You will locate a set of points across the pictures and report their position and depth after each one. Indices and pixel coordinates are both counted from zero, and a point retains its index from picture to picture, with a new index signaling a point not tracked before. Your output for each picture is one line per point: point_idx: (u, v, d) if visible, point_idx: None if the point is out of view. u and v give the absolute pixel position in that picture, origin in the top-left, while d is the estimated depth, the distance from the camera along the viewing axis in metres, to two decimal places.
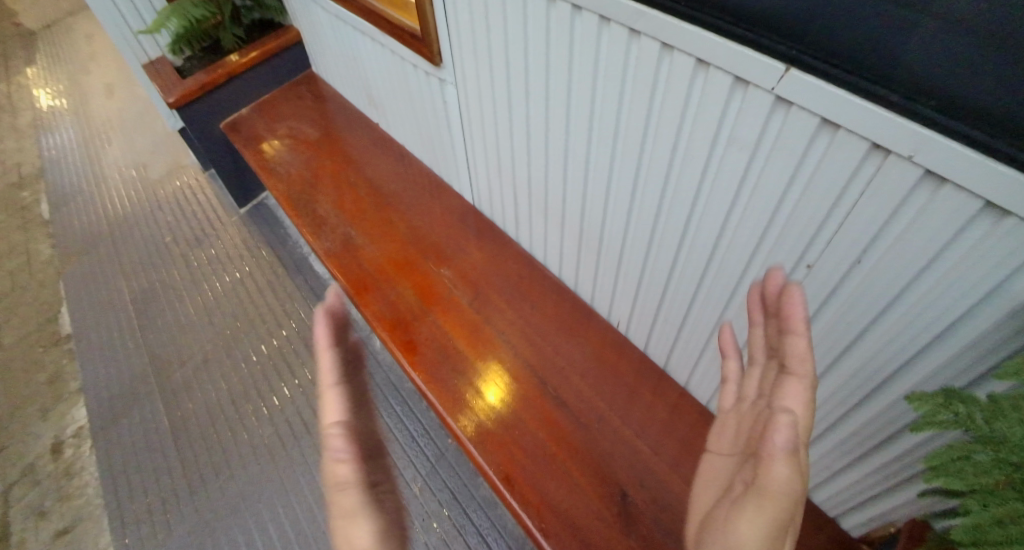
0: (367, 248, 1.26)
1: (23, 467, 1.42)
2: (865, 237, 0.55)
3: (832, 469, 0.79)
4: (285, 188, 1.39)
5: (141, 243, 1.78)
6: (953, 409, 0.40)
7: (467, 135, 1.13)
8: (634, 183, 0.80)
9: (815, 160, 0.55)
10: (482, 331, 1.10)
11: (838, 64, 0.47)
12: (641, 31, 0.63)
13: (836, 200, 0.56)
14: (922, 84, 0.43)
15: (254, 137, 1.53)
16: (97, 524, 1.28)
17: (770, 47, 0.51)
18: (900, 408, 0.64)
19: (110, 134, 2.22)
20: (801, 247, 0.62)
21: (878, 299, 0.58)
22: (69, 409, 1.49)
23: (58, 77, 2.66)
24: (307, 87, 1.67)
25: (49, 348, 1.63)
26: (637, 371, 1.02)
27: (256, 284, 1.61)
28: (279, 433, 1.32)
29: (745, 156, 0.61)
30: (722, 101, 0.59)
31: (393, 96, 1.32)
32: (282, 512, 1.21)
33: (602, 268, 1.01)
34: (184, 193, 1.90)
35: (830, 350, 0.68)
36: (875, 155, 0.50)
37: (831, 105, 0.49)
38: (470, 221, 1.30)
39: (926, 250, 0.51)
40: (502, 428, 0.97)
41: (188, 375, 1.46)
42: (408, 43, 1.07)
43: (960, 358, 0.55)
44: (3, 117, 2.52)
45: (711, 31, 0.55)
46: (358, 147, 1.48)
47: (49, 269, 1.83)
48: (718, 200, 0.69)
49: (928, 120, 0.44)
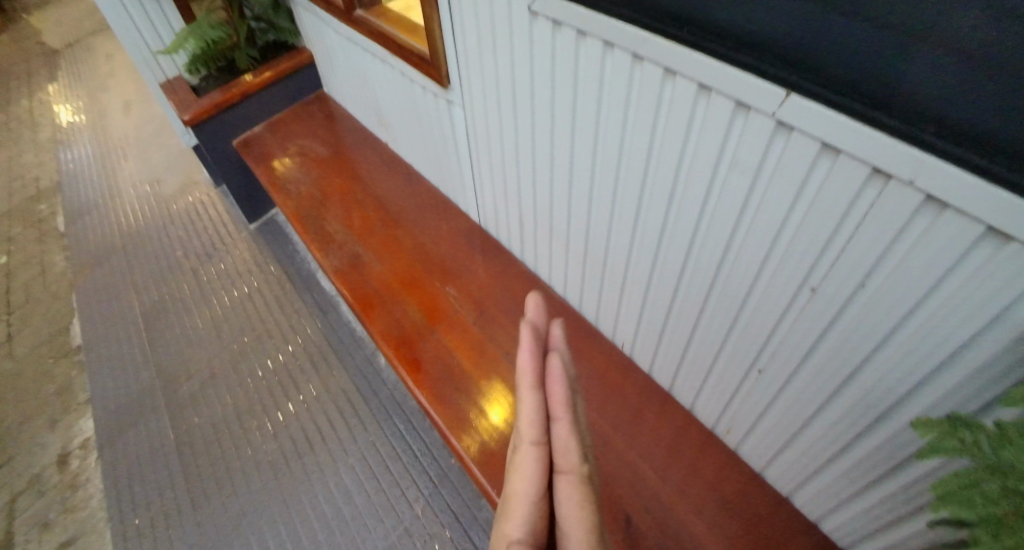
0: (374, 266, 1.27)
1: (29, 477, 1.43)
2: (867, 263, 0.55)
3: (838, 497, 0.78)
4: (294, 205, 1.42)
5: (153, 257, 1.82)
6: (959, 436, 0.42)
7: (473, 155, 1.15)
8: (638, 206, 0.81)
9: (816, 185, 0.56)
10: (486, 350, 1.11)
11: (839, 90, 0.48)
12: (645, 57, 0.64)
13: (838, 226, 0.56)
14: (922, 109, 0.43)
15: (266, 154, 1.57)
16: (99, 537, 1.28)
17: (771, 72, 0.52)
18: (905, 437, 0.63)
19: (127, 150, 2.27)
20: (803, 272, 0.62)
21: (881, 325, 0.58)
22: (77, 420, 1.51)
23: (78, 94, 2.73)
24: (317, 107, 1.71)
25: (59, 359, 1.66)
26: (641, 393, 1.02)
27: (264, 299, 1.63)
28: (282, 448, 1.32)
29: (747, 181, 0.62)
30: (725, 125, 0.60)
31: (401, 117, 1.34)
32: (284, 529, 1.21)
33: (606, 289, 1.02)
34: (196, 208, 1.94)
35: (834, 376, 0.67)
36: (876, 180, 0.50)
37: (832, 130, 0.50)
38: (474, 240, 1.31)
39: (930, 276, 0.51)
40: (506, 448, 0.97)
41: (194, 389, 1.47)
42: (417, 67, 1.10)
43: (965, 387, 0.54)
44: (25, 133, 2.60)
45: (713, 56, 0.56)
46: (367, 166, 1.51)
47: (63, 281, 1.87)
48: (721, 225, 0.69)
49: (928, 144, 0.44)
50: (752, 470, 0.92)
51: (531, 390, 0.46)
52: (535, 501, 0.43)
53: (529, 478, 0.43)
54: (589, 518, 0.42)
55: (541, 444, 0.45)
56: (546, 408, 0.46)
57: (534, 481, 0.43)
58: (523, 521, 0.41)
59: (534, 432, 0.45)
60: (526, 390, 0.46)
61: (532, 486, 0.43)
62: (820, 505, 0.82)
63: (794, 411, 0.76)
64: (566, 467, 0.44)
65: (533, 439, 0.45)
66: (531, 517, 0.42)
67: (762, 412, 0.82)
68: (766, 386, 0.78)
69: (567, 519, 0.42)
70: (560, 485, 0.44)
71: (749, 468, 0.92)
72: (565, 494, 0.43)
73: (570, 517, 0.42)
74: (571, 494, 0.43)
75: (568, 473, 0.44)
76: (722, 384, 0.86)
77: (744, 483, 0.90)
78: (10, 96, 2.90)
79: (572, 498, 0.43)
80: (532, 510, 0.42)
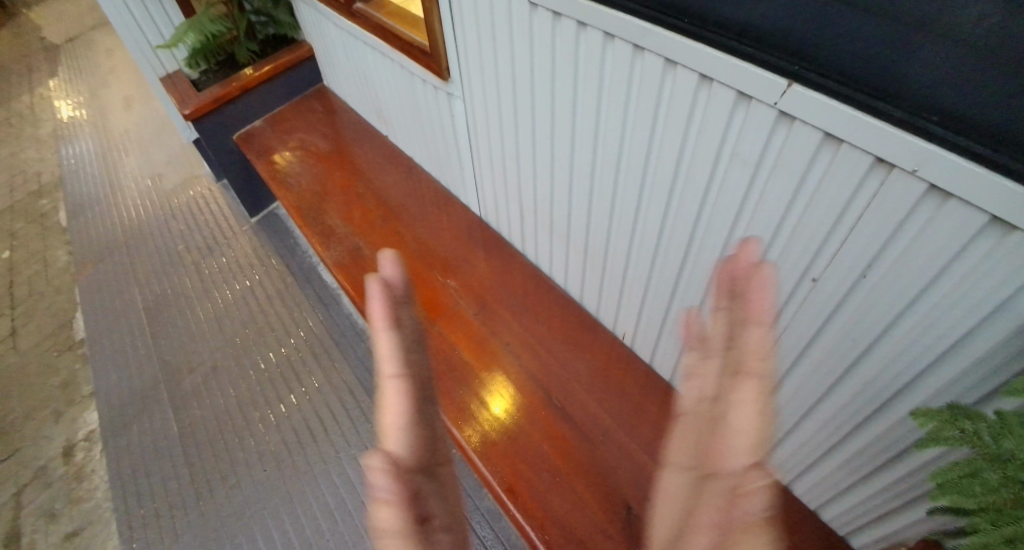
0: (374, 259, 1.27)
1: (35, 469, 1.44)
2: (869, 253, 0.55)
3: (839, 487, 0.78)
4: (295, 199, 1.42)
5: (155, 251, 1.82)
6: (959, 426, 0.42)
7: (473, 148, 1.15)
8: (639, 198, 0.81)
9: (818, 176, 0.55)
10: (487, 342, 1.11)
11: (840, 80, 0.48)
12: (645, 48, 0.64)
13: (840, 216, 0.56)
14: (924, 98, 0.43)
15: (266, 149, 1.57)
16: (105, 528, 1.29)
17: (772, 62, 0.52)
18: (906, 427, 0.63)
19: (128, 145, 2.27)
20: (806, 261, 0.62)
21: (883, 315, 0.58)
22: (82, 413, 1.52)
23: (78, 89, 2.73)
24: (318, 101, 1.71)
25: (63, 352, 1.67)
26: (642, 385, 1.02)
27: (266, 292, 1.63)
28: (285, 441, 1.33)
29: (749, 171, 0.62)
30: (726, 116, 0.60)
31: (402, 110, 1.34)
32: (288, 519, 1.22)
33: (607, 281, 1.02)
34: (197, 202, 1.94)
35: (835, 367, 0.67)
36: (878, 169, 0.50)
37: (833, 120, 0.50)
38: (475, 233, 1.31)
39: (932, 266, 0.51)
40: (507, 439, 0.97)
41: (197, 382, 1.48)
42: (417, 59, 1.09)
43: (966, 377, 0.54)
44: (26, 128, 2.60)
45: (714, 47, 0.56)
46: (368, 159, 1.50)
47: (66, 276, 1.88)
48: (722, 215, 0.69)
49: (931, 134, 0.44)
50: None
51: (383, 329, 0.43)
52: (401, 428, 0.39)
53: (395, 410, 0.40)
54: (412, 409, 0.40)
55: (396, 373, 0.42)
56: (394, 331, 0.44)
57: (396, 409, 0.40)
58: (393, 447, 0.38)
59: (391, 367, 0.42)
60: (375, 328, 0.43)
61: (399, 416, 0.40)
62: (820, 495, 0.82)
63: (795, 402, 0.76)
64: (399, 368, 0.42)
65: (390, 372, 0.42)
66: (401, 442, 0.39)
67: None
68: None
69: (414, 417, 0.40)
70: (395, 385, 0.41)
71: None
72: (402, 392, 0.41)
73: (414, 417, 0.40)
74: (399, 387, 0.41)
75: (401, 374, 0.42)
76: None
77: None
78: (10, 92, 2.90)
79: (400, 397, 0.41)
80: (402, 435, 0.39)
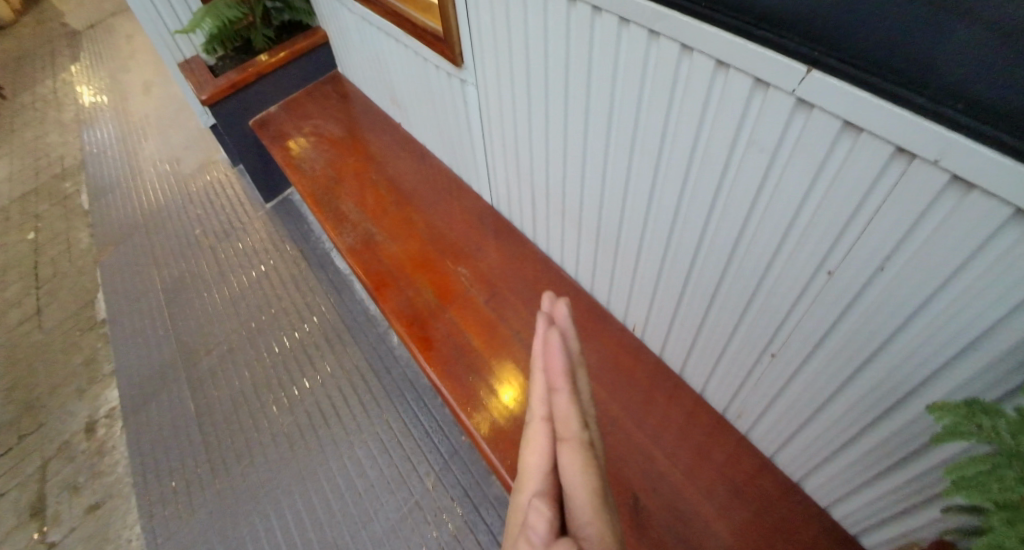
0: (387, 245, 1.28)
1: (59, 443, 1.49)
2: (889, 245, 0.53)
3: (851, 484, 0.77)
4: (309, 184, 1.43)
5: (173, 234, 1.85)
6: (976, 421, 0.40)
7: (486, 135, 1.14)
8: (652, 187, 0.80)
9: (836, 166, 0.54)
10: (497, 330, 1.11)
11: (860, 66, 0.46)
12: (660, 33, 0.62)
13: (857, 208, 0.54)
14: (951, 88, 0.41)
15: (281, 134, 1.57)
16: (125, 502, 1.34)
17: (791, 47, 0.50)
18: (924, 424, 0.61)
19: (147, 130, 2.30)
20: (822, 253, 0.61)
21: (900, 309, 0.56)
22: (103, 390, 1.56)
23: (100, 74, 2.77)
24: (332, 87, 1.71)
25: (85, 332, 1.71)
26: (652, 376, 1.02)
27: (280, 277, 1.65)
28: (298, 422, 1.35)
29: (765, 160, 0.60)
30: (743, 103, 0.58)
31: (415, 98, 1.34)
32: (299, 499, 1.24)
33: (618, 272, 1.01)
34: (214, 187, 1.96)
35: (849, 362, 0.66)
36: (900, 159, 0.48)
37: (853, 107, 0.48)
38: (487, 221, 1.30)
39: (955, 258, 0.49)
40: (515, 426, 0.98)
41: (213, 363, 1.51)
42: (431, 45, 1.08)
43: (989, 375, 0.52)
44: (50, 113, 2.65)
45: (732, 32, 0.55)
46: (381, 145, 1.50)
47: (88, 257, 1.92)
48: (736, 206, 0.68)
49: (954, 122, 0.42)
50: (763, 455, 0.91)
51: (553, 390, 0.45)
52: (548, 470, 0.41)
53: (541, 451, 0.42)
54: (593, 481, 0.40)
55: (551, 420, 0.44)
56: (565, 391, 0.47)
57: (548, 455, 0.42)
58: (540, 483, 0.40)
59: (543, 409, 0.45)
60: (535, 372, 0.47)
61: (544, 458, 0.42)
62: (832, 491, 0.81)
63: (807, 396, 0.75)
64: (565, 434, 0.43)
65: (542, 413, 0.45)
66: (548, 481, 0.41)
67: (775, 397, 0.81)
68: (779, 371, 0.77)
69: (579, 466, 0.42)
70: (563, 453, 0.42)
71: (760, 453, 0.91)
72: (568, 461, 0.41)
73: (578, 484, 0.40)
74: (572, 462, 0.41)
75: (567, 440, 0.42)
76: (735, 368, 0.85)
77: (755, 469, 0.90)
78: (35, 77, 2.95)
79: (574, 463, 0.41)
80: (545, 477, 0.41)
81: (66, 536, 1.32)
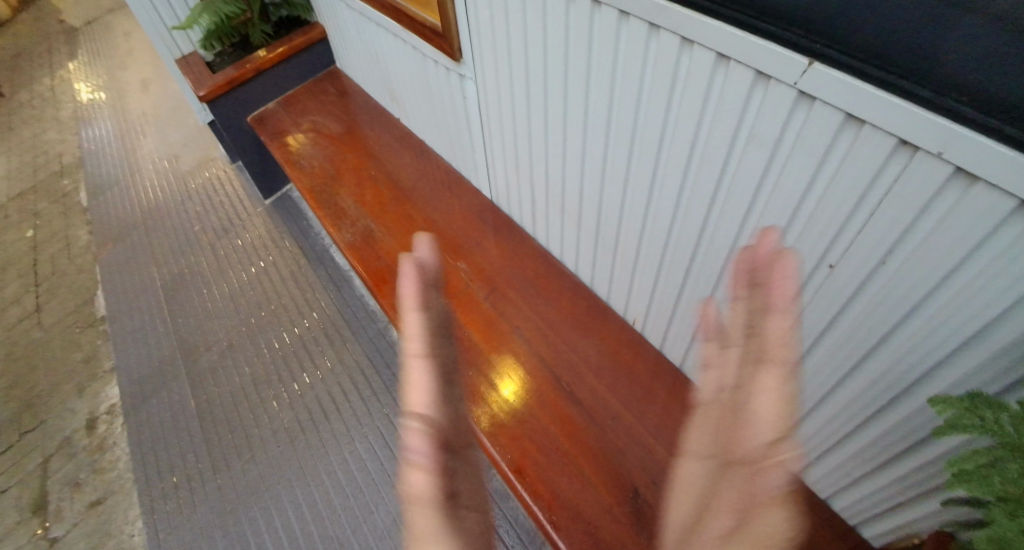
0: (386, 241, 1.28)
1: (60, 440, 1.49)
2: (891, 238, 0.53)
3: (852, 477, 0.77)
4: (308, 180, 1.43)
5: (172, 231, 1.85)
6: (979, 414, 0.40)
7: (485, 130, 1.14)
8: (652, 181, 0.80)
9: (838, 159, 0.54)
10: (497, 325, 1.11)
11: (863, 59, 0.46)
12: (661, 26, 0.62)
13: (859, 201, 0.54)
14: (956, 80, 0.41)
15: (280, 130, 1.57)
16: (127, 498, 1.34)
17: (793, 40, 0.50)
18: (925, 416, 0.62)
19: (145, 127, 2.29)
20: (823, 246, 0.61)
21: (902, 302, 0.56)
22: (103, 387, 1.56)
23: (97, 71, 2.75)
24: (330, 83, 1.70)
25: (85, 329, 1.71)
26: (652, 370, 1.02)
27: (279, 274, 1.65)
28: (298, 418, 1.35)
29: (766, 153, 0.60)
30: (744, 96, 0.58)
31: (414, 93, 1.33)
32: (301, 494, 1.25)
33: (618, 266, 1.01)
34: (213, 184, 1.96)
35: (850, 355, 0.66)
36: (902, 152, 0.48)
37: (855, 100, 0.48)
38: (487, 216, 1.30)
39: (957, 251, 0.49)
40: (515, 421, 0.98)
41: (213, 359, 1.51)
42: (429, 40, 1.08)
43: (990, 367, 0.53)
44: (48, 110, 2.64)
45: (733, 25, 0.54)
46: (380, 141, 1.50)
47: (87, 254, 1.92)
48: (737, 200, 0.68)
49: (958, 114, 0.42)
50: None
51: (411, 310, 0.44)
52: (432, 398, 0.39)
53: (421, 383, 0.40)
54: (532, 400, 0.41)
55: (428, 354, 0.42)
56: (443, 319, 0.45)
57: (428, 386, 0.40)
58: (427, 408, 0.38)
59: (419, 344, 0.42)
60: (406, 308, 0.44)
61: (427, 391, 0.39)
62: (832, 484, 0.81)
63: (808, 390, 0.75)
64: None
65: (418, 349, 0.42)
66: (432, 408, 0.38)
67: None
68: None
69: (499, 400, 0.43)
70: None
71: None
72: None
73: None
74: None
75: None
76: None
77: None
78: (32, 74, 2.94)
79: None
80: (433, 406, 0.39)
81: (68, 533, 1.32)
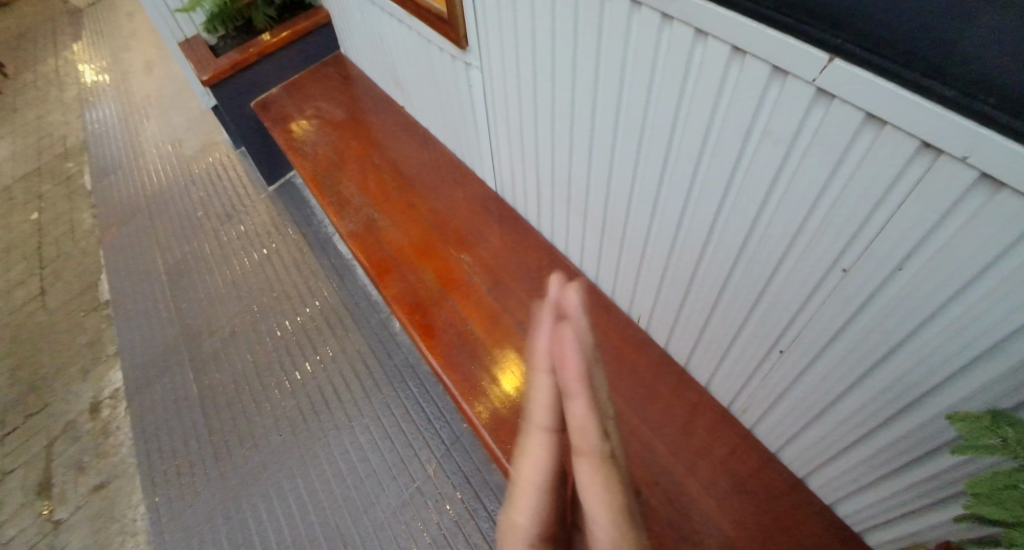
0: (389, 231, 1.26)
1: (64, 423, 1.50)
2: (909, 244, 0.51)
3: (857, 483, 0.76)
4: (311, 167, 1.41)
5: (176, 216, 1.84)
6: (1001, 434, 0.38)
7: (490, 120, 1.12)
8: (661, 176, 0.77)
9: (856, 158, 0.52)
10: (500, 318, 1.10)
11: (886, 55, 0.44)
12: (674, 16, 0.60)
13: (875, 206, 0.52)
14: (984, 80, 0.39)
15: (283, 116, 1.55)
16: (130, 482, 1.35)
17: (813, 34, 0.48)
18: (938, 426, 0.60)
19: (149, 111, 2.27)
20: (837, 249, 0.59)
21: (918, 310, 0.54)
22: (107, 371, 1.57)
23: (101, 53, 2.74)
24: (334, 68, 1.67)
25: (89, 313, 1.72)
26: (656, 368, 1.00)
27: (282, 261, 1.64)
28: (299, 407, 1.35)
29: (780, 152, 0.58)
30: (758, 92, 0.56)
31: (420, 82, 1.31)
32: (302, 482, 1.25)
33: (624, 261, 0.99)
34: (217, 169, 1.95)
35: (861, 361, 0.64)
36: (924, 155, 0.46)
37: (877, 100, 0.46)
38: (491, 208, 1.28)
39: (978, 260, 0.47)
40: (516, 416, 0.97)
41: (215, 345, 1.50)
42: (434, 27, 1.05)
43: (1005, 380, 0.51)
44: (52, 92, 2.63)
45: (748, 16, 0.52)
46: (385, 129, 1.48)
47: (92, 238, 1.92)
48: (748, 198, 0.66)
49: (988, 118, 0.40)
50: (768, 451, 0.90)
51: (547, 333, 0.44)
52: (543, 484, 0.42)
53: (539, 460, 0.42)
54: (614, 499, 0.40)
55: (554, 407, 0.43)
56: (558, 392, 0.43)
57: (546, 466, 0.42)
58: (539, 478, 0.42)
59: (545, 385, 0.43)
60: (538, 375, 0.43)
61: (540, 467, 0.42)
62: (838, 490, 0.80)
63: (816, 395, 0.73)
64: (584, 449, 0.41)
65: (544, 423, 0.43)
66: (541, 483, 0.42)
67: (782, 393, 0.80)
68: (788, 367, 0.75)
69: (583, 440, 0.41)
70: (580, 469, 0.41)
71: (765, 448, 0.90)
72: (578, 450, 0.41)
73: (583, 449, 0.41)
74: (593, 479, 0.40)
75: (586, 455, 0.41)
76: (742, 363, 0.84)
77: (760, 464, 0.88)
78: (37, 55, 2.93)
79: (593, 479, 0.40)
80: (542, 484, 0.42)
81: (72, 514, 1.33)
